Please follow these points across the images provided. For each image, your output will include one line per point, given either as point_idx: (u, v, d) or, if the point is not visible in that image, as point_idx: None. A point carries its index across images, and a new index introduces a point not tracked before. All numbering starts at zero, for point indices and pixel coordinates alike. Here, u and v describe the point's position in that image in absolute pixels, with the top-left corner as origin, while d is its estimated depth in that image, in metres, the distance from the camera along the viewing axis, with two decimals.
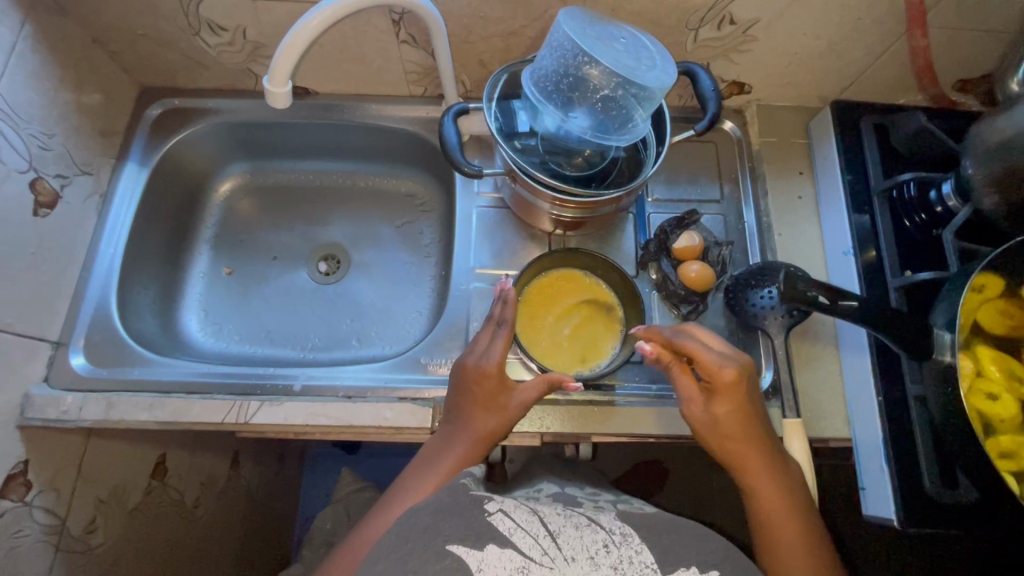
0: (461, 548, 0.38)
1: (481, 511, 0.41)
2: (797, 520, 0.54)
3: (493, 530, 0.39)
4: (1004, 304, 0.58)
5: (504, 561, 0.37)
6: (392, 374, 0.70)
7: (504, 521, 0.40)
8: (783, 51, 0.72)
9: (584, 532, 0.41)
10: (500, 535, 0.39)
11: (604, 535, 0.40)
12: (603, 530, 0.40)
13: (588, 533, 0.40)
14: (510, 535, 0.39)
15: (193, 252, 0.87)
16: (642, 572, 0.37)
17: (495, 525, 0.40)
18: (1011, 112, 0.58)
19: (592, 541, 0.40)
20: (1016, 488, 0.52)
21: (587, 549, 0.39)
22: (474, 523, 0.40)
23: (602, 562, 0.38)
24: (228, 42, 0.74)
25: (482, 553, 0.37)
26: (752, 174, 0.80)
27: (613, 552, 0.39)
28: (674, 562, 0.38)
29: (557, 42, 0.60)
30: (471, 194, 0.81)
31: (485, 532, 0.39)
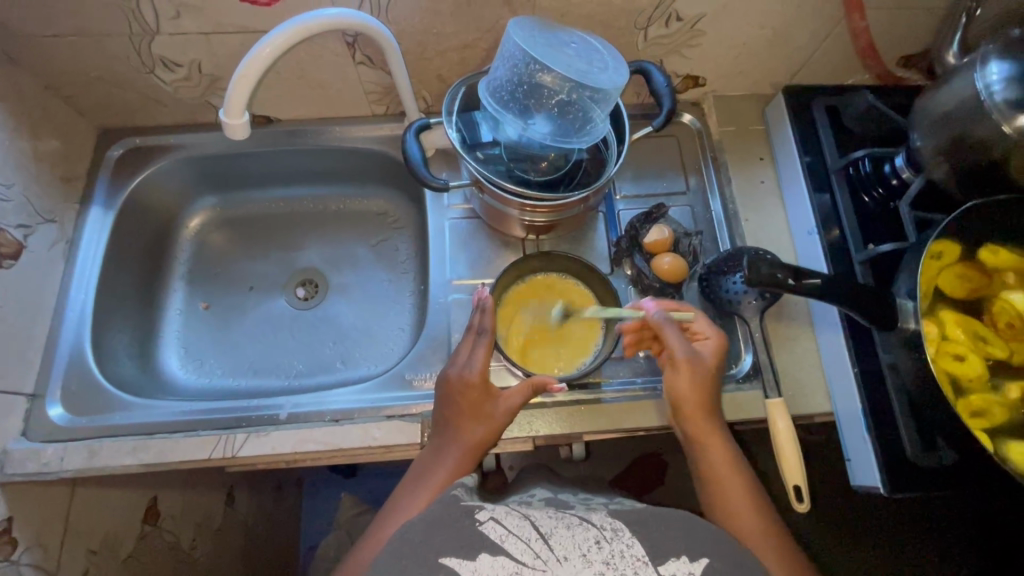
0: (455, 560, 0.38)
1: (471, 520, 0.41)
2: (741, 476, 0.58)
3: (485, 538, 0.40)
4: (962, 268, 0.60)
5: (498, 569, 0.38)
6: (378, 393, 0.70)
7: (495, 528, 0.40)
8: (732, 42, 0.74)
9: (575, 531, 0.41)
10: (492, 542, 0.40)
11: (596, 531, 0.41)
12: (594, 526, 0.41)
13: (580, 531, 0.41)
14: (502, 541, 0.40)
15: (167, 289, 0.86)
16: (633, 564, 0.38)
17: (486, 533, 0.40)
18: (951, 83, 0.60)
19: (583, 539, 0.40)
20: (991, 443, 0.53)
21: (579, 547, 0.40)
22: (464, 534, 0.40)
23: (593, 559, 0.39)
24: (184, 78, 0.74)
25: (475, 563, 0.38)
26: (714, 164, 0.82)
27: (604, 547, 0.39)
28: (664, 555, 0.39)
29: (509, 52, 0.61)
30: (442, 207, 0.82)
31: (476, 542, 0.40)
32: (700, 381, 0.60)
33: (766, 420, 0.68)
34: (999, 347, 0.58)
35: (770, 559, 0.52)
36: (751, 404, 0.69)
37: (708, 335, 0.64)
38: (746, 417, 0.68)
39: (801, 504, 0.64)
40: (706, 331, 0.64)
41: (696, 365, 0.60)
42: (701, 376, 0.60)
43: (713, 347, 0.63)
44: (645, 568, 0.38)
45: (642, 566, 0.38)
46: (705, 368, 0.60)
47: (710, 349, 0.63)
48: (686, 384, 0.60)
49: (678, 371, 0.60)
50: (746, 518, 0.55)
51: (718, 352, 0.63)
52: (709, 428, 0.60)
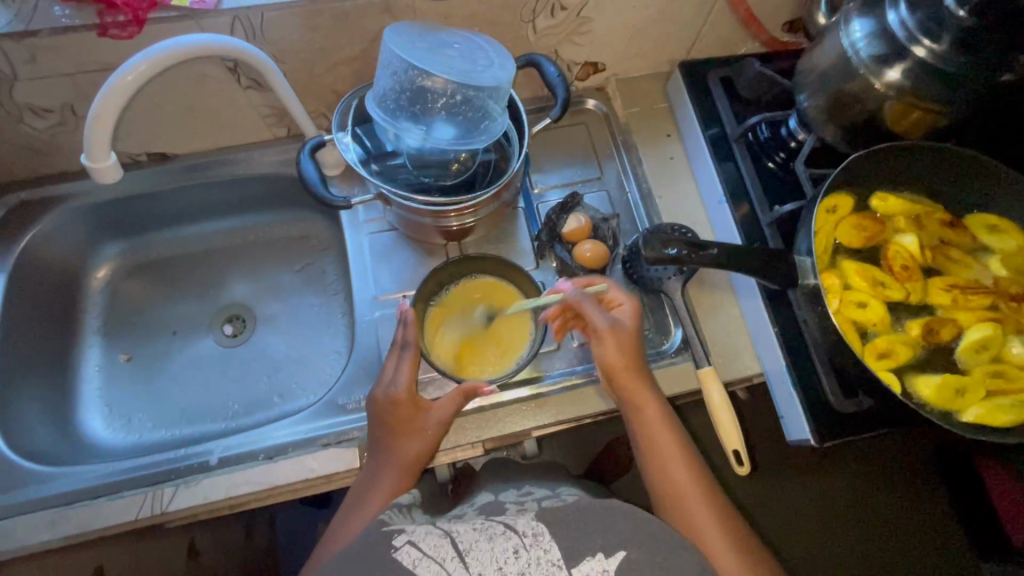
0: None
1: (388, 548, 0.41)
2: (671, 431, 0.59)
3: (398, 565, 0.40)
4: (856, 219, 0.63)
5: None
6: (313, 423, 0.68)
7: (409, 553, 0.40)
8: (620, 26, 0.75)
9: (496, 542, 0.41)
10: (404, 569, 0.39)
11: (515, 540, 0.40)
12: (514, 535, 0.41)
13: (499, 542, 0.40)
14: (415, 566, 0.39)
15: (81, 347, 0.82)
16: (548, 570, 0.39)
17: (400, 560, 0.40)
18: (823, 43, 0.63)
19: (502, 550, 0.40)
20: (896, 384, 0.56)
21: (495, 561, 0.39)
22: (380, 564, 0.40)
23: (509, 571, 0.39)
24: (59, 123, 0.70)
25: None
26: (624, 146, 0.83)
27: (522, 556, 0.39)
28: (580, 553, 0.39)
29: (387, 60, 0.59)
30: (359, 223, 0.80)
31: (389, 570, 0.39)
32: (623, 348, 0.60)
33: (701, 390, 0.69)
34: (896, 289, 0.61)
35: (697, 512, 0.54)
36: (685, 376, 0.70)
37: (622, 301, 0.64)
38: (682, 390, 0.70)
39: (743, 467, 0.66)
40: (620, 298, 0.64)
41: (617, 332, 0.61)
42: (623, 340, 0.61)
43: (629, 313, 0.63)
44: (560, 572, 0.39)
45: (557, 570, 0.39)
46: (626, 334, 0.61)
47: (627, 315, 0.63)
48: (612, 352, 0.60)
49: (602, 341, 0.61)
50: (677, 472, 0.56)
51: (635, 317, 0.63)
52: (638, 388, 0.60)
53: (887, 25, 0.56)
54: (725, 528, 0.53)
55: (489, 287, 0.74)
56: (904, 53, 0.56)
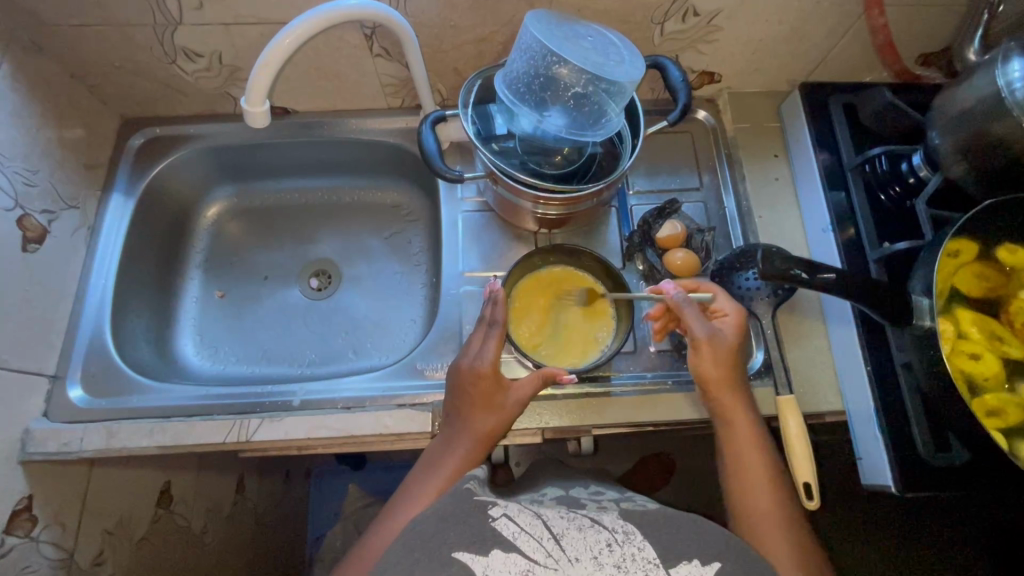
0: (467, 556, 0.39)
1: (484, 516, 0.42)
2: (759, 450, 0.58)
3: (498, 535, 0.41)
4: (979, 267, 0.60)
5: (509, 565, 0.39)
6: (390, 382, 0.71)
7: (508, 525, 0.41)
8: (748, 38, 0.74)
9: (587, 533, 0.42)
10: (505, 540, 0.40)
11: (607, 534, 0.41)
12: (606, 529, 0.42)
13: (591, 533, 0.42)
14: (515, 538, 0.41)
15: (184, 277, 0.88)
16: (644, 567, 0.39)
17: (499, 530, 0.41)
18: (970, 81, 0.60)
19: (595, 541, 0.41)
20: (1006, 443, 0.53)
21: (590, 549, 0.40)
22: (474, 529, 0.41)
23: (605, 561, 0.39)
24: (205, 68, 0.75)
25: (488, 559, 0.39)
26: (729, 160, 0.82)
27: (616, 551, 0.40)
28: (676, 556, 0.39)
29: (526, 44, 0.61)
30: (456, 199, 0.82)
31: (489, 538, 0.40)
32: (720, 360, 0.60)
33: (777, 417, 0.68)
34: (1014, 345, 0.58)
35: (772, 532, 0.53)
36: (762, 400, 0.68)
37: (727, 312, 0.64)
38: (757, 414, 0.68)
39: (811, 502, 0.63)
40: (726, 308, 0.64)
41: (715, 344, 0.60)
42: (720, 351, 0.60)
43: (732, 324, 0.63)
44: (656, 570, 0.39)
45: (653, 568, 0.39)
46: (724, 346, 0.60)
47: (729, 327, 0.63)
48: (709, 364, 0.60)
49: (700, 352, 0.60)
50: (758, 491, 0.55)
51: (737, 330, 0.63)
52: (733, 402, 0.60)
53: None
54: (804, 559, 0.51)
55: (574, 278, 0.75)
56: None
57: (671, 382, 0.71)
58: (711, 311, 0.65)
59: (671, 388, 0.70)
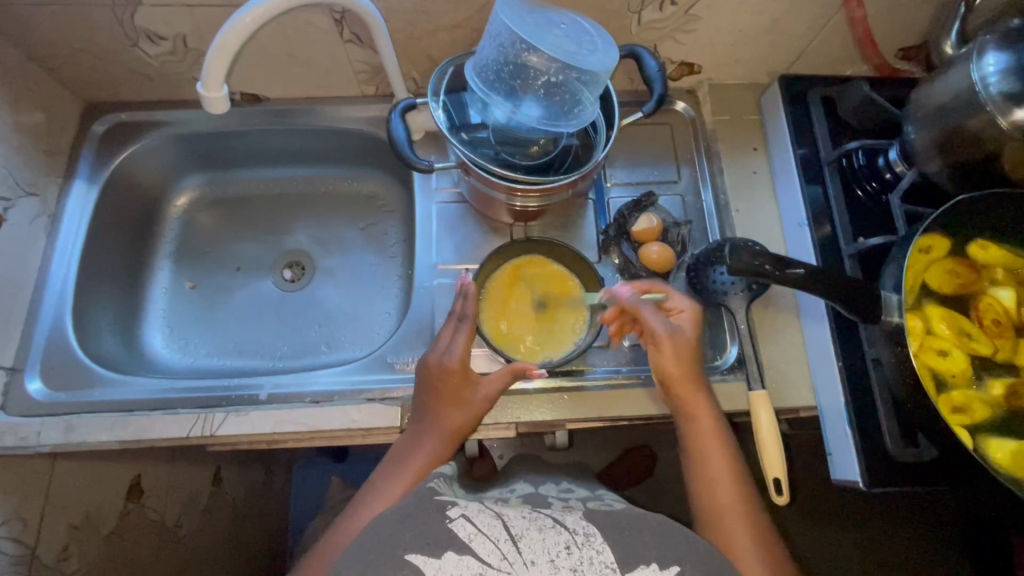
0: (420, 558, 0.38)
1: (442, 517, 0.42)
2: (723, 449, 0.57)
3: (453, 537, 0.40)
4: (950, 263, 0.60)
5: (463, 568, 0.38)
6: (360, 376, 0.70)
7: (464, 526, 0.41)
8: (726, 29, 0.73)
9: (547, 534, 0.41)
10: (460, 541, 0.40)
11: (567, 536, 0.41)
12: (566, 530, 0.41)
13: (551, 535, 0.41)
14: (470, 540, 0.40)
15: (152, 267, 0.86)
16: (602, 571, 0.38)
17: (455, 531, 0.40)
18: (946, 75, 0.59)
19: (554, 543, 0.40)
20: (969, 440, 0.53)
21: (548, 552, 0.40)
22: (431, 529, 0.40)
23: (561, 565, 0.39)
24: (169, 52, 0.73)
25: (440, 561, 0.38)
26: (707, 153, 0.81)
27: (574, 553, 0.39)
28: (634, 562, 0.39)
29: (496, 30, 0.59)
30: (430, 190, 0.80)
31: (444, 539, 0.40)
32: (681, 357, 0.59)
33: (748, 412, 0.67)
34: (983, 342, 0.57)
35: (738, 530, 0.53)
36: (734, 396, 0.68)
37: (682, 308, 0.63)
38: (730, 409, 0.68)
39: (781, 497, 0.64)
40: (681, 304, 0.64)
41: (676, 341, 0.59)
42: (681, 349, 0.59)
43: (689, 321, 0.63)
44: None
45: (610, 573, 0.38)
46: (684, 342, 0.60)
47: (686, 323, 0.63)
48: (670, 361, 0.59)
49: (660, 349, 0.60)
50: (722, 489, 0.55)
51: (694, 325, 0.63)
52: (697, 400, 0.59)
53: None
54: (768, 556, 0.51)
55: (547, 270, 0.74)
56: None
57: (643, 377, 0.71)
58: (666, 309, 0.64)
59: (644, 383, 0.70)
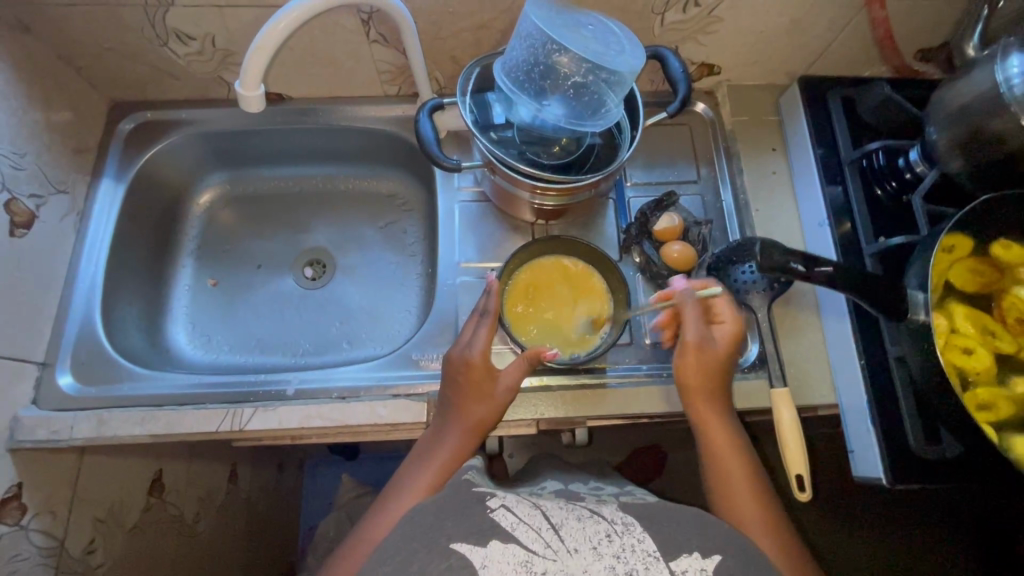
0: (466, 546, 0.39)
1: (484, 507, 0.43)
2: (739, 458, 0.57)
3: (497, 526, 0.41)
4: (974, 262, 0.60)
5: (508, 556, 0.39)
6: (386, 372, 0.70)
7: (506, 515, 0.42)
8: (748, 30, 0.74)
9: (587, 524, 0.42)
10: (504, 530, 0.41)
11: (606, 525, 0.42)
12: (605, 520, 0.42)
13: (590, 524, 0.42)
14: (513, 529, 0.41)
15: (176, 264, 0.87)
16: (645, 559, 0.39)
17: (498, 521, 0.41)
18: (969, 76, 0.60)
19: (594, 532, 0.41)
20: (995, 435, 0.54)
21: (590, 540, 0.40)
22: (474, 519, 0.41)
23: (605, 552, 0.39)
24: (197, 52, 0.74)
25: (487, 550, 0.39)
26: (726, 153, 0.82)
27: (615, 541, 0.40)
28: (675, 551, 0.39)
29: (526, 31, 0.60)
30: (452, 189, 0.81)
31: (488, 529, 0.41)
32: (703, 368, 0.60)
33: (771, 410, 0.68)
34: (1007, 341, 0.58)
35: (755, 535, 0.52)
36: (756, 393, 0.69)
37: (726, 321, 0.62)
38: (751, 406, 0.68)
39: (803, 493, 0.64)
40: (725, 316, 0.63)
41: (699, 351, 0.60)
42: (704, 360, 0.60)
43: (728, 334, 0.62)
44: (656, 563, 0.39)
45: (653, 561, 0.39)
46: (710, 355, 0.60)
47: (723, 337, 0.62)
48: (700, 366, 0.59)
49: (684, 356, 0.60)
50: (739, 496, 0.55)
51: (732, 340, 0.62)
52: (712, 412, 0.59)
53: None
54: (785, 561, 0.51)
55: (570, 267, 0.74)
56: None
57: (665, 374, 0.71)
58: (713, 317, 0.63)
59: (666, 380, 0.71)
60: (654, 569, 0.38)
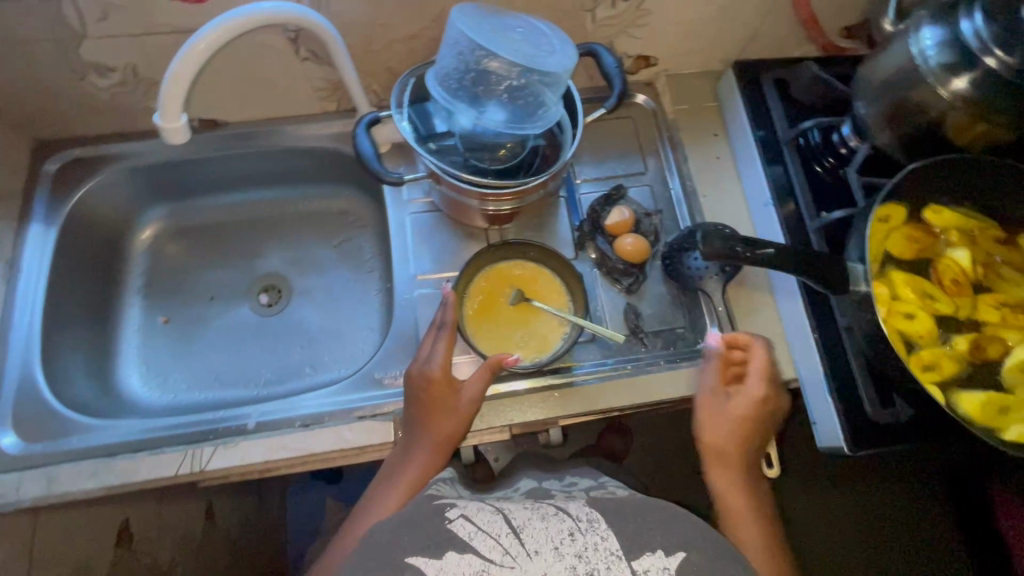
0: (421, 559, 0.38)
1: (442, 518, 0.42)
2: (749, 498, 0.60)
3: (454, 536, 0.40)
4: (909, 231, 0.63)
5: (465, 566, 0.38)
6: (349, 395, 0.69)
7: (464, 525, 0.41)
8: (679, 20, 0.75)
9: (550, 523, 0.42)
10: (461, 539, 0.40)
11: (570, 523, 0.41)
12: (569, 518, 0.42)
13: (554, 523, 0.41)
14: (471, 538, 0.40)
15: (122, 304, 0.83)
16: (607, 558, 0.39)
17: (456, 530, 0.41)
18: (888, 50, 0.62)
19: (557, 531, 0.41)
20: (941, 395, 0.56)
21: (551, 541, 0.40)
22: (433, 531, 0.41)
23: (566, 551, 0.39)
24: (119, 83, 0.71)
25: (442, 561, 0.38)
26: (671, 143, 0.83)
27: (578, 539, 0.40)
28: (640, 548, 0.39)
29: (453, 39, 0.60)
30: (402, 202, 0.80)
31: (445, 539, 0.40)
32: (730, 420, 0.63)
33: None
34: (944, 302, 0.61)
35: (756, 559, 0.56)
36: None
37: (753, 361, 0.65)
38: None
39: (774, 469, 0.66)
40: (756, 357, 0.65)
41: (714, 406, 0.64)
42: (721, 413, 0.63)
43: (755, 375, 0.64)
44: (619, 562, 0.39)
45: (616, 560, 0.39)
46: (741, 403, 0.63)
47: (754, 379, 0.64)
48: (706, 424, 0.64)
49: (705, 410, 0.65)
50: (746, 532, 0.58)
51: (762, 381, 0.64)
52: (731, 458, 0.62)
53: (959, 33, 0.56)
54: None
55: (524, 271, 0.74)
56: (973, 63, 0.55)
57: (632, 366, 0.71)
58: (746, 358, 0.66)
59: (632, 372, 0.71)
60: (617, 568, 0.38)
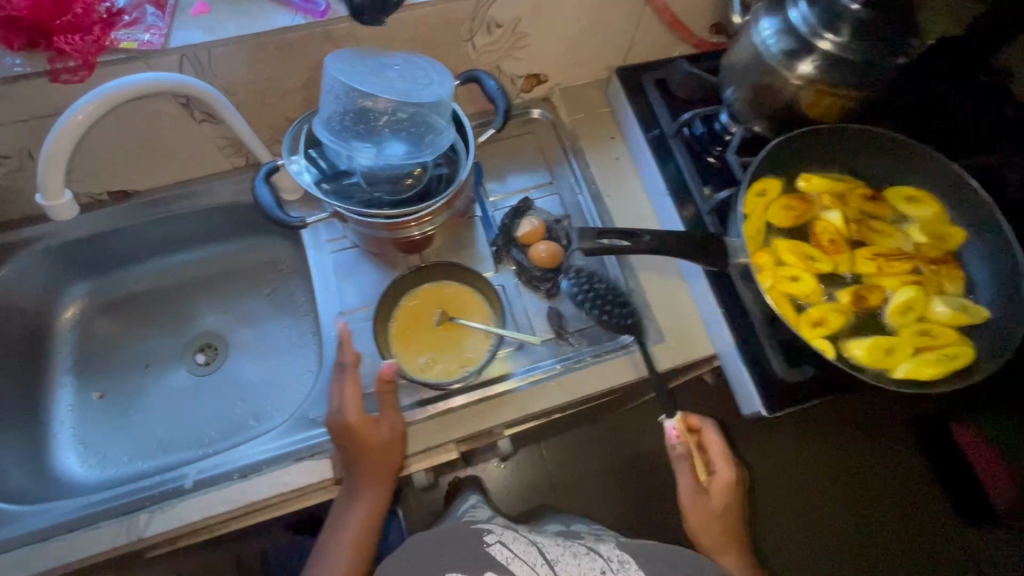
0: None
1: (481, 542, 0.51)
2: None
3: (493, 559, 0.49)
4: (785, 201, 0.68)
5: None
6: (286, 440, 0.69)
7: (502, 550, 0.50)
8: (555, 38, 0.80)
9: (584, 560, 0.52)
10: (499, 563, 0.49)
11: (602, 562, 0.51)
12: (600, 558, 0.51)
13: (587, 561, 0.51)
14: (508, 562, 0.49)
15: (54, 385, 0.83)
16: None
17: (494, 555, 0.50)
18: (741, 42, 0.68)
19: (591, 567, 0.50)
20: (830, 349, 0.61)
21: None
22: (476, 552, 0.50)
23: None
24: (18, 168, 0.72)
25: None
26: (573, 152, 0.88)
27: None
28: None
29: (328, 84, 0.63)
30: (322, 244, 0.82)
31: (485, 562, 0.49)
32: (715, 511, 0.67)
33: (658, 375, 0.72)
34: (825, 261, 0.66)
35: None
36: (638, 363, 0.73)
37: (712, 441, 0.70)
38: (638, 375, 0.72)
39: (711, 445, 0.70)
40: (712, 439, 0.70)
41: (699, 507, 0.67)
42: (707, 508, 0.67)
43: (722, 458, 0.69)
44: None
45: None
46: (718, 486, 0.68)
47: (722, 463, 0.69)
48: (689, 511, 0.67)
49: (694, 509, 0.67)
50: None
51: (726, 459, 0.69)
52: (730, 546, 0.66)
53: (792, 22, 0.61)
54: None
55: (445, 289, 0.76)
56: (811, 48, 0.60)
57: (560, 367, 0.73)
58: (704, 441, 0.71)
59: (560, 372, 0.72)
60: None
